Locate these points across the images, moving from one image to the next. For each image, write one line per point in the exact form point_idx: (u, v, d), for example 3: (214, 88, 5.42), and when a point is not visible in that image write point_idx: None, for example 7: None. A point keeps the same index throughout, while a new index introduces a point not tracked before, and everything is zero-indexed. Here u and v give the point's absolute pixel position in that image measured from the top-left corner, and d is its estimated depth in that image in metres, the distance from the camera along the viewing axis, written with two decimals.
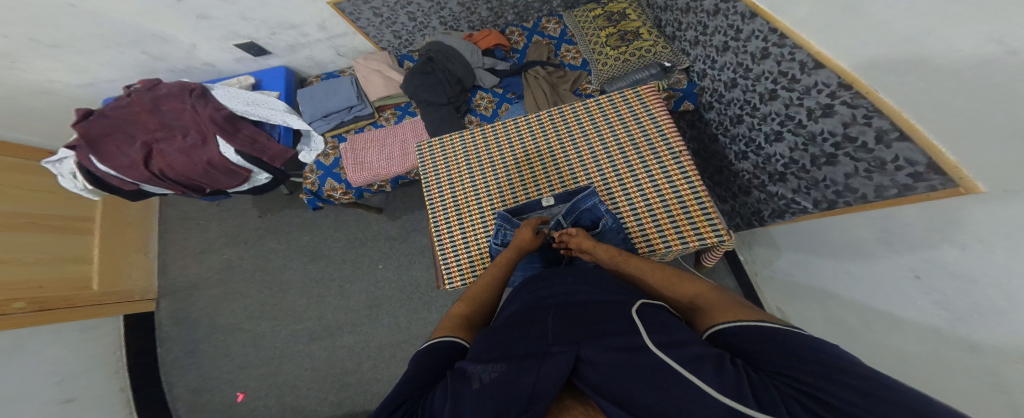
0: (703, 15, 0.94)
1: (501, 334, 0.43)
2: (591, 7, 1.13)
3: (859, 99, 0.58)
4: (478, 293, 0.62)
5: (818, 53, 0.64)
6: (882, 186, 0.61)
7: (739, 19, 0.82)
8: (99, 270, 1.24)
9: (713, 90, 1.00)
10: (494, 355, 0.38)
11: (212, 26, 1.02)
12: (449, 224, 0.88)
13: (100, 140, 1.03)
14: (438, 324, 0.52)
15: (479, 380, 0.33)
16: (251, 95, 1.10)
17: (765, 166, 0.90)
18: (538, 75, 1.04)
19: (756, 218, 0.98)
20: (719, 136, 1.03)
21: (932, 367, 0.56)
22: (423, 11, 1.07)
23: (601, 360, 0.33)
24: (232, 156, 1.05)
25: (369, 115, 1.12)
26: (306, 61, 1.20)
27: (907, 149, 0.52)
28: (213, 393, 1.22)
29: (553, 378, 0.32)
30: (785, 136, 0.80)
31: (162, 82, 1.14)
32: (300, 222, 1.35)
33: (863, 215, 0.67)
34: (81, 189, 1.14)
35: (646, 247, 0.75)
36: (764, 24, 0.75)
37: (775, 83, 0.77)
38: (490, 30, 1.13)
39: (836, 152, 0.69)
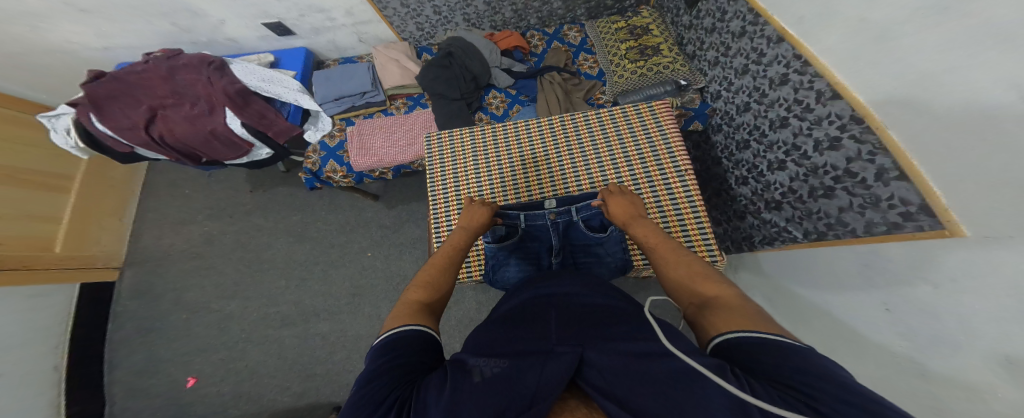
0: (728, 36, 0.96)
1: (502, 329, 0.42)
2: (614, 19, 1.21)
3: (868, 134, 0.59)
4: (427, 278, 0.56)
5: (838, 83, 0.64)
6: (872, 222, 0.63)
7: (765, 43, 0.82)
8: (65, 233, 1.16)
9: (724, 112, 1.04)
10: (493, 352, 0.37)
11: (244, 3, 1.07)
12: (448, 214, 0.90)
13: (106, 100, 1.02)
14: (392, 315, 0.45)
15: (479, 374, 0.32)
16: (267, 72, 1.10)
17: (763, 192, 0.94)
18: (553, 81, 1.12)
19: (746, 243, 1.04)
20: (723, 159, 1.09)
21: (887, 384, 0.59)
22: (449, 6, 1.16)
23: (603, 364, 0.32)
24: (237, 129, 1.04)
25: (380, 103, 1.16)
26: (327, 44, 1.27)
27: (905, 189, 0.53)
28: (163, 377, 1.12)
29: (555, 379, 0.31)
30: (789, 165, 0.83)
31: (183, 53, 1.13)
32: (292, 202, 1.32)
33: (850, 248, 0.68)
34: (72, 147, 1.08)
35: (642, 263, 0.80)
36: (788, 50, 0.75)
37: (788, 111, 0.79)
38: (512, 32, 1.21)
39: (834, 185, 0.71)
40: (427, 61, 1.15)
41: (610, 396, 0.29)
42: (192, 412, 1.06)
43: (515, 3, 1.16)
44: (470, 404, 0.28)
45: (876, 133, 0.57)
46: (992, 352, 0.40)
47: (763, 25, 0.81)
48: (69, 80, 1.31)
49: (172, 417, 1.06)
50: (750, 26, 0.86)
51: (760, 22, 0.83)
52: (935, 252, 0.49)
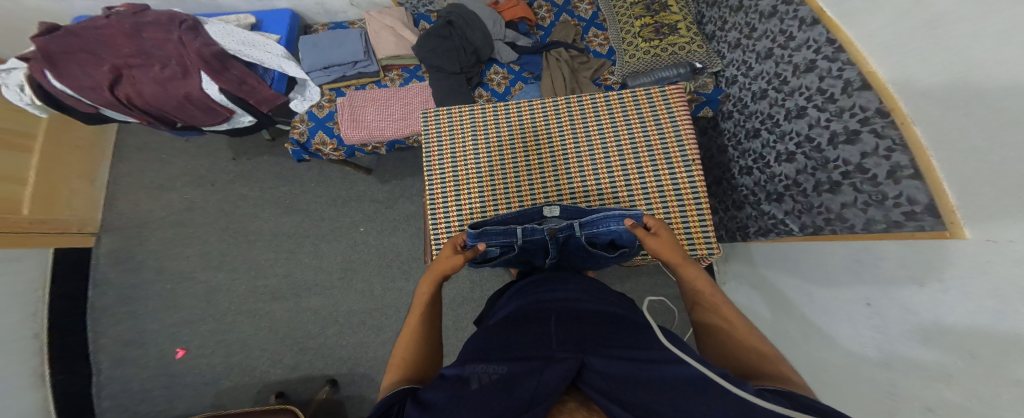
0: (755, 16, 0.91)
1: (507, 333, 0.43)
2: None
3: (890, 129, 0.57)
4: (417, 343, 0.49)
5: (870, 72, 0.61)
6: (873, 220, 0.63)
7: (796, 25, 0.77)
8: (33, 194, 1.09)
9: (737, 99, 1.02)
10: (493, 357, 0.37)
11: None
12: (445, 197, 0.88)
13: (61, 56, 0.91)
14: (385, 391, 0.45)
15: (479, 381, 0.33)
16: (247, 34, 1.00)
17: (766, 184, 0.92)
18: (559, 58, 1.06)
19: (740, 233, 1.06)
20: (729, 148, 1.07)
21: (851, 378, 0.64)
22: None
23: (603, 369, 0.32)
24: (215, 94, 0.96)
25: (374, 73, 1.08)
26: (316, 7, 1.16)
27: (914, 188, 0.53)
28: (150, 345, 1.11)
29: (555, 382, 0.31)
30: (798, 157, 0.81)
31: (149, 9, 1.01)
32: (279, 173, 1.26)
33: (846, 244, 0.69)
34: (28, 104, 0.99)
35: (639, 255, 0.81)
36: (822, 32, 0.71)
37: (808, 100, 0.76)
38: (518, 0, 1.13)
39: (842, 181, 0.70)
40: (425, 30, 1.07)
41: (603, 392, 0.30)
42: (183, 380, 1.07)
43: None
44: (474, 409, 0.29)
45: (898, 128, 0.55)
46: (955, 358, 0.44)
47: (799, 5, 0.77)
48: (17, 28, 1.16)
49: (163, 384, 1.07)
50: (783, 4, 0.81)
51: (794, 2, 0.78)
52: (930, 264, 0.50)
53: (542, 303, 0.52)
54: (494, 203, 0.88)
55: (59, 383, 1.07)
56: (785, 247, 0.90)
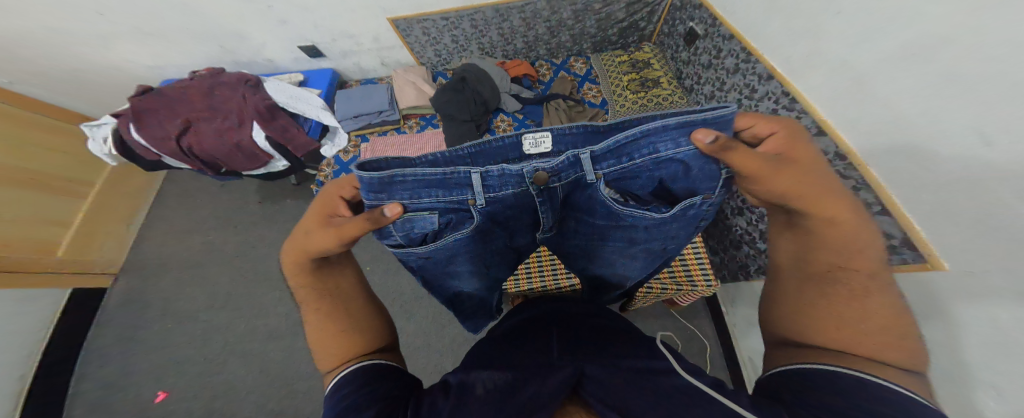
0: (722, 71, 0.98)
1: (496, 355, 0.47)
2: (618, 53, 1.34)
3: (851, 171, 0.57)
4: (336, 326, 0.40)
5: (824, 120, 0.63)
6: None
7: (757, 79, 0.82)
8: (72, 238, 1.21)
9: None
10: (487, 370, 0.42)
11: (286, 29, 1.14)
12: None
13: (146, 113, 1.09)
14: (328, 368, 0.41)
15: (480, 387, 0.38)
16: (296, 90, 1.20)
17: (757, 223, 0.90)
18: (558, 108, 1.21)
19: (742, 272, 1.03)
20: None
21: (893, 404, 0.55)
22: (466, 36, 1.26)
23: (600, 378, 0.39)
24: (261, 141, 1.10)
25: (394, 121, 1.24)
26: (352, 67, 1.37)
27: (885, 223, 0.53)
28: (134, 390, 1.06)
29: (557, 387, 0.37)
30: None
31: (225, 71, 1.22)
32: (299, 214, 1.34)
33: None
34: (105, 155, 1.14)
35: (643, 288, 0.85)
36: (778, 86, 0.75)
37: None
38: (522, 61, 1.33)
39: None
40: (441, 85, 1.25)
41: (608, 403, 0.35)
42: None
43: (527, 36, 1.28)
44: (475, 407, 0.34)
45: (856, 170, 0.56)
46: None
47: (756, 63, 0.83)
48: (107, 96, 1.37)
49: None
50: (743, 62, 0.88)
51: (752, 60, 0.85)
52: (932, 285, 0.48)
53: (538, 322, 0.58)
54: None
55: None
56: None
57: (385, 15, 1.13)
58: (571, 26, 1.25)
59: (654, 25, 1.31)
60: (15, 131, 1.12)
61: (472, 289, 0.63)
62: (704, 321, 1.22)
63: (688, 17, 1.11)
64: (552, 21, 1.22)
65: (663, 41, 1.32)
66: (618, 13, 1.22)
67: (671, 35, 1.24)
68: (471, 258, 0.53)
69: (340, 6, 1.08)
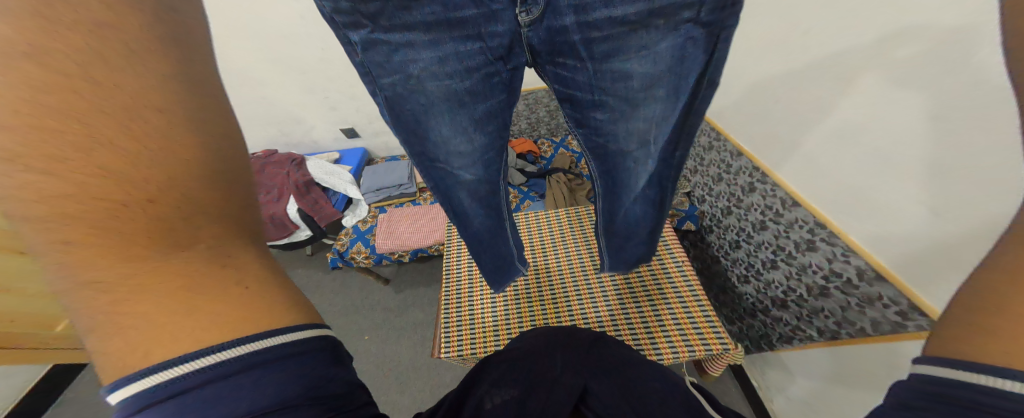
0: (699, 147, 1.12)
1: (501, 359, 0.46)
2: None
3: (834, 238, 0.63)
4: (30, 57, 0.15)
5: (795, 193, 0.72)
6: (877, 321, 0.59)
7: (728, 156, 0.96)
8: None
9: (712, 215, 1.09)
10: (494, 379, 0.41)
11: (335, 114, 1.38)
12: (456, 298, 0.94)
13: None
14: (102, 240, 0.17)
15: (487, 398, 0.37)
16: (331, 166, 1.37)
17: (766, 291, 0.87)
18: (560, 180, 1.33)
19: (765, 342, 0.91)
20: (720, 258, 1.05)
21: None
22: None
23: (607, 396, 0.38)
24: (292, 212, 1.24)
25: (412, 193, 1.35)
26: (381, 145, 1.54)
27: (887, 289, 0.55)
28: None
29: (562, 402, 0.37)
30: (779, 265, 0.80)
31: (279, 153, 1.43)
32: (307, 282, 1.35)
33: (866, 349, 0.63)
34: None
35: (654, 351, 0.75)
36: (748, 162, 0.88)
37: (763, 215, 0.83)
38: (526, 140, 1.52)
39: (827, 285, 0.68)
40: None
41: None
42: None
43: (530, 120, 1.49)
44: None
45: (839, 238, 0.62)
46: None
47: (725, 140, 0.97)
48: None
49: None
50: (715, 140, 1.02)
51: (721, 139, 0.99)
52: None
53: (532, 335, 0.54)
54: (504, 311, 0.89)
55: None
56: (807, 360, 0.79)
57: None
58: None
59: None
60: None
61: (451, 137, 0.42)
62: (738, 401, 1.01)
63: None
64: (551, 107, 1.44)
65: None
66: None
67: None
68: (442, 46, 0.35)
69: None
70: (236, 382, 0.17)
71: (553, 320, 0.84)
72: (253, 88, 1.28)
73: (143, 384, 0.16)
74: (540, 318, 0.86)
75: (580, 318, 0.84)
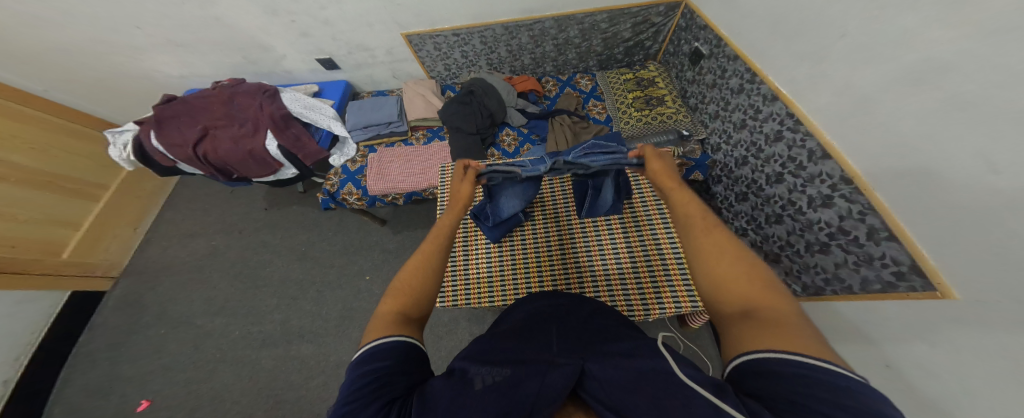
0: (727, 92, 1.03)
1: (504, 344, 0.50)
2: (623, 70, 1.32)
3: (858, 196, 0.64)
4: (412, 271, 0.56)
5: (828, 144, 0.69)
6: (868, 279, 0.67)
7: (761, 100, 0.88)
8: (79, 240, 1.26)
9: (723, 165, 1.09)
10: (491, 361, 0.45)
11: (306, 42, 1.16)
12: (454, 248, 0.96)
13: (168, 120, 1.12)
14: (378, 315, 0.48)
15: (480, 381, 0.41)
16: (310, 100, 1.21)
17: (762, 245, 0.98)
18: (562, 123, 1.19)
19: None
20: (723, 211, 1.12)
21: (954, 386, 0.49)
22: (475, 51, 1.24)
23: (602, 376, 0.40)
24: (271, 148, 1.10)
25: (403, 133, 1.24)
26: (365, 78, 1.35)
27: (894, 249, 0.59)
28: (121, 393, 1.11)
29: (554, 385, 0.39)
30: (785, 220, 0.87)
31: (246, 82, 1.23)
32: (303, 221, 1.36)
33: (851, 304, 0.71)
34: (124, 160, 1.16)
35: (643, 310, 0.83)
36: (782, 108, 0.81)
37: (783, 167, 0.84)
38: (529, 77, 1.31)
39: (829, 242, 0.75)
40: (450, 98, 1.25)
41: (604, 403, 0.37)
42: None
43: (535, 51, 1.26)
44: (476, 407, 0.37)
45: (864, 196, 0.63)
46: None
47: (760, 83, 0.88)
48: (130, 102, 1.45)
49: None
50: (748, 83, 0.93)
51: (755, 82, 0.90)
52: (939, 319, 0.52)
53: (543, 314, 0.59)
54: (500, 264, 0.93)
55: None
56: None
57: (400, 30, 1.13)
58: (579, 45, 1.25)
59: (659, 45, 1.32)
60: (45, 135, 1.22)
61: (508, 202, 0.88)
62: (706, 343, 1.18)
63: (693, 38, 1.14)
64: (559, 39, 1.22)
65: (667, 60, 1.33)
66: (624, 31, 1.22)
67: (676, 52, 1.26)
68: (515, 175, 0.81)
69: (360, 23, 1.09)
70: (409, 348, 0.44)
71: (548, 276, 0.89)
72: (198, 6, 1.01)
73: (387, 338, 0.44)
74: (536, 272, 0.90)
75: (576, 275, 0.89)
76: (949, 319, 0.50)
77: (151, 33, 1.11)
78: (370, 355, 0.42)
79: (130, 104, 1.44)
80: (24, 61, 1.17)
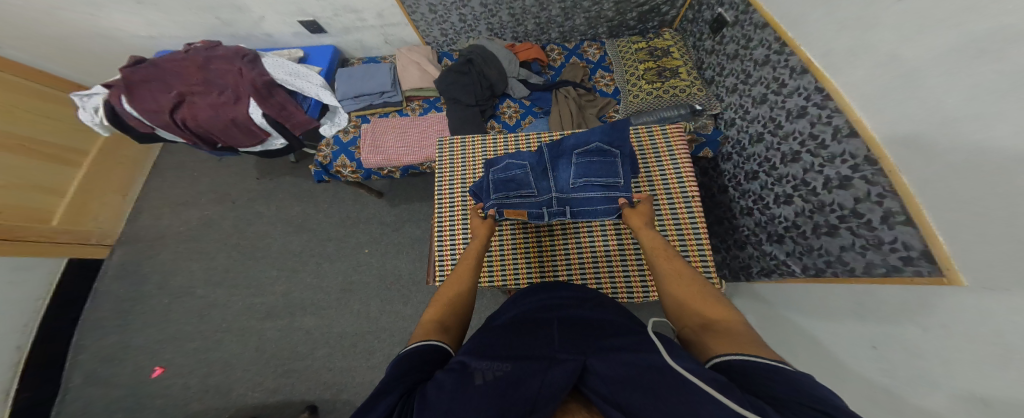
0: (750, 63, 0.97)
1: (509, 337, 0.53)
2: (635, 39, 1.22)
3: (879, 177, 0.62)
4: (450, 293, 0.66)
5: (856, 122, 0.66)
6: (873, 263, 0.67)
7: (788, 73, 0.83)
8: (65, 208, 1.22)
9: (735, 142, 1.07)
10: (494, 356, 0.47)
11: (286, 1, 1.03)
12: (452, 221, 0.94)
13: (139, 84, 1.03)
14: (417, 329, 0.57)
15: (483, 377, 0.43)
16: (294, 66, 1.11)
17: (766, 225, 0.97)
18: (568, 95, 1.13)
19: (743, 273, 1.08)
20: (730, 188, 1.12)
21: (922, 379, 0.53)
22: (474, 14, 1.13)
23: (604, 373, 0.41)
24: (257, 118, 1.04)
25: (398, 103, 1.17)
26: (354, 44, 1.24)
27: (908, 233, 0.57)
28: (135, 358, 1.17)
29: (559, 381, 0.41)
30: (795, 200, 0.86)
31: (222, 44, 1.12)
32: (298, 193, 1.34)
33: (848, 287, 0.71)
34: (97, 125, 1.09)
35: (642, 289, 0.87)
36: (811, 81, 0.76)
37: (802, 145, 0.81)
38: (533, 44, 1.21)
39: (839, 224, 0.74)
40: (448, 66, 1.16)
41: (607, 398, 0.39)
42: (157, 398, 1.10)
43: (540, 16, 1.15)
44: (484, 398, 0.39)
45: (887, 177, 0.60)
46: None
47: (789, 55, 0.82)
48: (95, 62, 1.33)
49: (134, 402, 1.10)
50: (776, 54, 0.87)
51: (784, 53, 0.84)
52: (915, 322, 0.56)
53: (544, 310, 0.61)
54: (501, 241, 0.93)
55: (51, 390, 1.14)
56: (783, 289, 0.94)
57: None
58: (588, 9, 1.13)
59: (678, 10, 1.21)
60: (6, 95, 1.12)
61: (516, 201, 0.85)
62: None
63: (719, 3, 1.04)
64: (567, 3, 1.10)
65: (685, 28, 1.23)
66: None
67: (697, 19, 1.16)
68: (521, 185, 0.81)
69: None
70: (439, 350, 0.52)
71: (548, 256, 0.91)
72: None
73: (420, 342, 0.52)
74: (536, 251, 0.92)
75: (578, 255, 0.90)
76: (924, 321, 0.54)
77: None
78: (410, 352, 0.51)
79: (94, 61, 1.31)
80: None
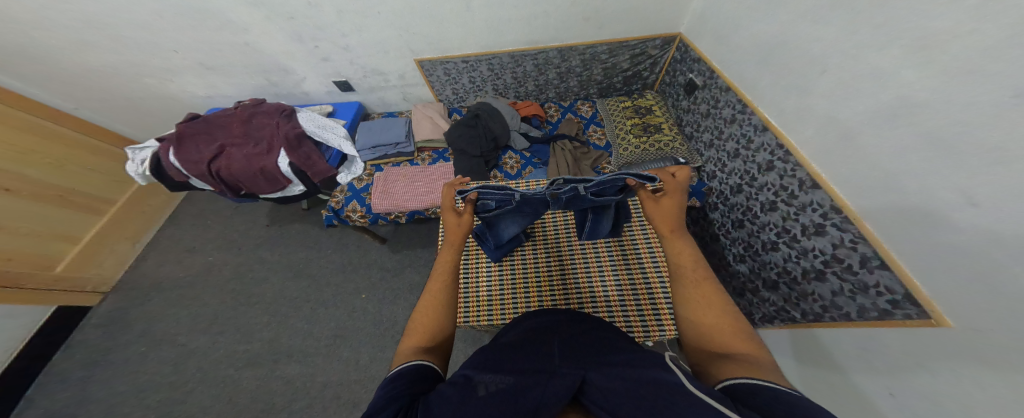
0: (721, 120, 1.07)
1: (507, 352, 0.48)
2: (621, 99, 1.40)
3: (848, 224, 0.65)
4: (432, 302, 0.57)
5: (815, 174, 0.72)
6: (866, 307, 0.63)
7: (752, 131, 0.92)
8: (74, 253, 1.25)
9: (719, 192, 1.11)
10: (493, 369, 0.43)
11: (326, 66, 1.25)
12: None
13: (187, 138, 1.17)
14: (404, 351, 0.50)
15: (484, 388, 0.38)
16: (323, 120, 1.26)
17: (759, 271, 0.95)
18: (565, 148, 1.23)
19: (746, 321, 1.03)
20: (720, 236, 1.12)
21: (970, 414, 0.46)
22: (482, 78, 1.33)
23: (608, 386, 0.37)
24: (283, 165, 1.14)
25: (409, 153, 1.29)
26: (377, 100, 1.44)
27: (887, 277, 0.58)
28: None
29: (560, 392, 0.36)
30: (780, 247, 0.86)
31: (266, 102, 1.30)
32: (303, 238, 1.36)
33: (846, 332, 0.68)
34: (138, 175, 1.19)
35: (643, 332, 0.80)
36: (772, 138, 0.84)
37: (775, 196, 0.85)
38: (533, 102, 1.39)
39: (824, 269, 0.73)
40: (456, 121, 1.31)
41: (609, 409, 0.34)
42: None
43: (538, 79, 1.36)
44: (479, 408, 0.34)
45: (854, 224, 0.63)
46: None
47: (751, 114, 0.92)
48: (154, 120, 1.52)
49: None
50: (740, 114, 0.97)
51: (747, 112, 0.94)
52: (925, 340, 0.51)
53: (539, 330, 0.55)
54: (499, 284, 0.90)
55: None
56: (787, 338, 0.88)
57: (413, 56, 1.22)
58: (579, 73, 1.34)
59: (656, 75, 1.41)
60: (64, 151, 1.26)
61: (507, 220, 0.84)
62: None
63: (688, 69, 1.22)
64: (562, 68, 1.32)
65: (664, 89, 1.42)
66: (623, 62, 1.32)
67: (674, 85, 1.33)
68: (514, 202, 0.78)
69: (376, 49, 1.18)
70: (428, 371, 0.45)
71: (550, 297, 0.86)
72: (231, 33, 1.11)
73: (409, 366, 0.45)
74: (536, 290, 0.87)
75: (577, 297, 0.85)
76: (934, 336, 0.50)
77: (184, 57, 1.20)
78: (396, 374, 0.43)
79: (152, 120, 1.51)
80: (60, 82, 1.25)
